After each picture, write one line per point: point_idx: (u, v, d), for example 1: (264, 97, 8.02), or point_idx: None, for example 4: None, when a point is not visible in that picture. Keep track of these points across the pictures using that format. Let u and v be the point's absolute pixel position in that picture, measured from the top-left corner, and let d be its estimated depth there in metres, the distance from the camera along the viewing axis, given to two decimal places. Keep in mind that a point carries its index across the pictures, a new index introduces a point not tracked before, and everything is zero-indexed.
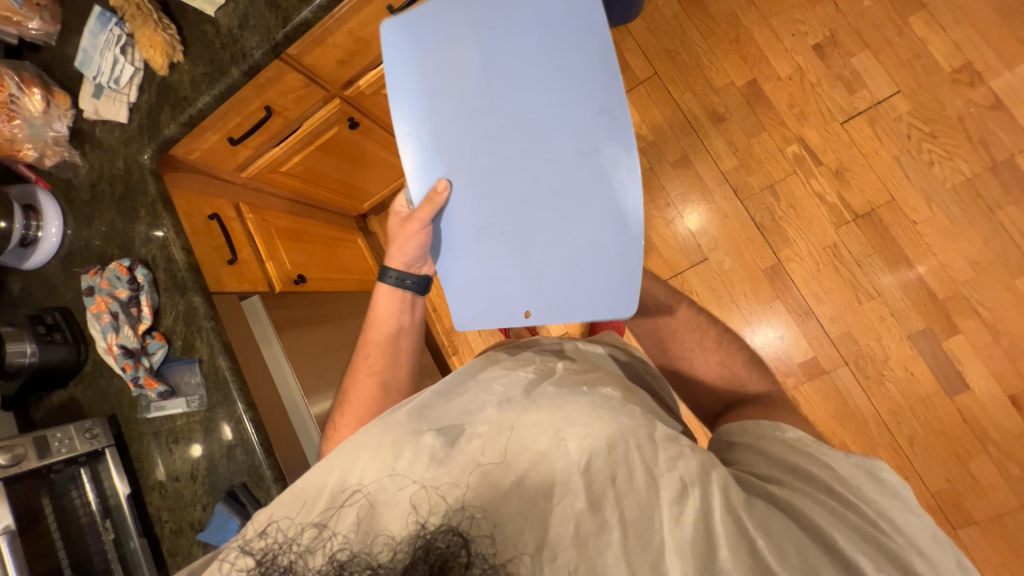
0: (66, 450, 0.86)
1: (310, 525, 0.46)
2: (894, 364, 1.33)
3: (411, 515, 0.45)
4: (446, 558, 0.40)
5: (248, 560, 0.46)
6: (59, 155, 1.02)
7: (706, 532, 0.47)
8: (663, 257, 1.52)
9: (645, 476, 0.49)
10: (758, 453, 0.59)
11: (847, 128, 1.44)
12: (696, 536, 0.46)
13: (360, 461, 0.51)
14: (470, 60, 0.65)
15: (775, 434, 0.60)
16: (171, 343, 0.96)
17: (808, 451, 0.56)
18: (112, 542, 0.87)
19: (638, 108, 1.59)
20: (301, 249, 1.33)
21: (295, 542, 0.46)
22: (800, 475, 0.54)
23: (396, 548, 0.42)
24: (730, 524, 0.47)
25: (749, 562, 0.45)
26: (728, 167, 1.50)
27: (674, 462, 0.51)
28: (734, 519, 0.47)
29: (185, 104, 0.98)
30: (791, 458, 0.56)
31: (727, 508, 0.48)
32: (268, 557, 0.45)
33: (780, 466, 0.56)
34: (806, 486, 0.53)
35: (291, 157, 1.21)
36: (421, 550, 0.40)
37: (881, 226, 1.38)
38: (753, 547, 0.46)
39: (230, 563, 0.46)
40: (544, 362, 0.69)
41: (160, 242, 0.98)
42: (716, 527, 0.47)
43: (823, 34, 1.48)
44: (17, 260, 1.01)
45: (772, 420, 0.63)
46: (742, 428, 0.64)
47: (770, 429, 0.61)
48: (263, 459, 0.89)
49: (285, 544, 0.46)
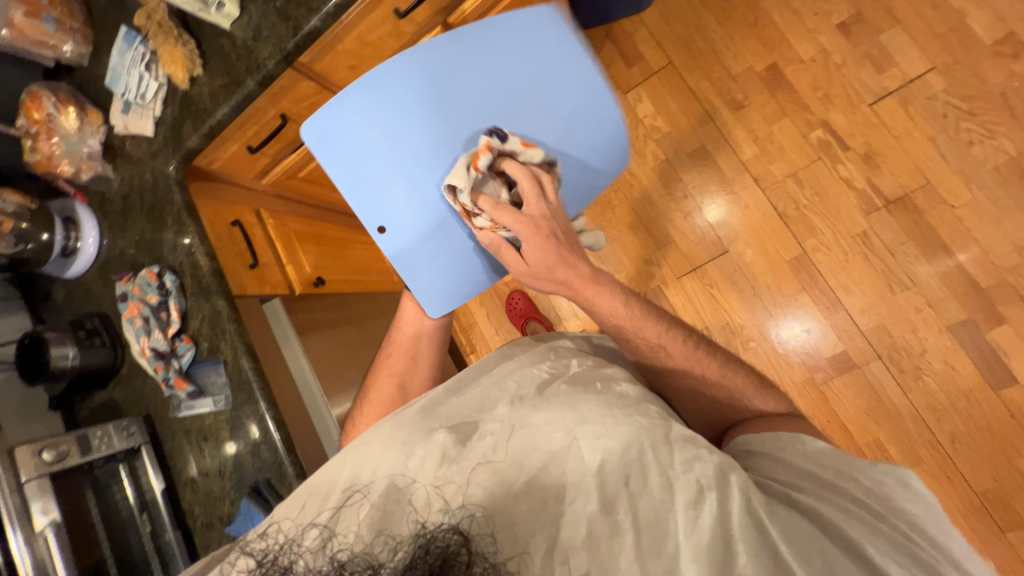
0: (106, 447, 0.91)
1: (313, 527, 0.47)
2: (932, 357, 1.26)
3: (412, 516, 0.46)
4: (448, 557, 0.38)
5: (250, 561, 0.47)
6: (93, 168, 1.08)
7: (725, 539, 0.45)
8: (681, 250, 1.48)
9: (660, 479, 0.48)
10: (777, 462, 0.57)
11: (876, 110, 1.36)
12: (715, 537, 0.45)
13: (373, 463, 0.53)
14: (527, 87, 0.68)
15: (796, 446, 0.57)
16: (197, 346, 1.00)
17: (831, 462, 0.55)
18: (149, 534, 0.93)
19: (653, 99, 1.55)
20: (322, 252, 1.36)
21: (298, 544, 0.46)
22: (822, 483, 0.53)
23: (397, 548, 0.41)
24: (749, 526, 0.46)
25: (768, 561, 0.44)
26: (749, 156, 1.45)
27: (690, 463, 0.49)
28: (753, 521, 0.46)
29: (205, 116, 1.02)
30: (815, 466, 0.55)
31: (747, 512, 0.46)
32: (269, 557, 0.45)
33: (801, 476, 0.54)
34: (834, 496, 0.51)
35: (308, 162, 1.25)
36: (423, 548, 0.39)
37: (916, 211, 1.31)
38: (777, 557, 0.44)
39: (231, 566, 0.48)
40: (559, 357, 0.67)
41: (186, 249, 1.02)
42: (735, 535, 0.45)
43: (848, 12, 1.41)
44: (60, 269, 1.08)
45: (792, 431, 0.60)
46: (757, 438, 0.61)
47: (791, 441, 0.58)
48: (285, 455, 0.92)
49: (286, 544, 0.46)
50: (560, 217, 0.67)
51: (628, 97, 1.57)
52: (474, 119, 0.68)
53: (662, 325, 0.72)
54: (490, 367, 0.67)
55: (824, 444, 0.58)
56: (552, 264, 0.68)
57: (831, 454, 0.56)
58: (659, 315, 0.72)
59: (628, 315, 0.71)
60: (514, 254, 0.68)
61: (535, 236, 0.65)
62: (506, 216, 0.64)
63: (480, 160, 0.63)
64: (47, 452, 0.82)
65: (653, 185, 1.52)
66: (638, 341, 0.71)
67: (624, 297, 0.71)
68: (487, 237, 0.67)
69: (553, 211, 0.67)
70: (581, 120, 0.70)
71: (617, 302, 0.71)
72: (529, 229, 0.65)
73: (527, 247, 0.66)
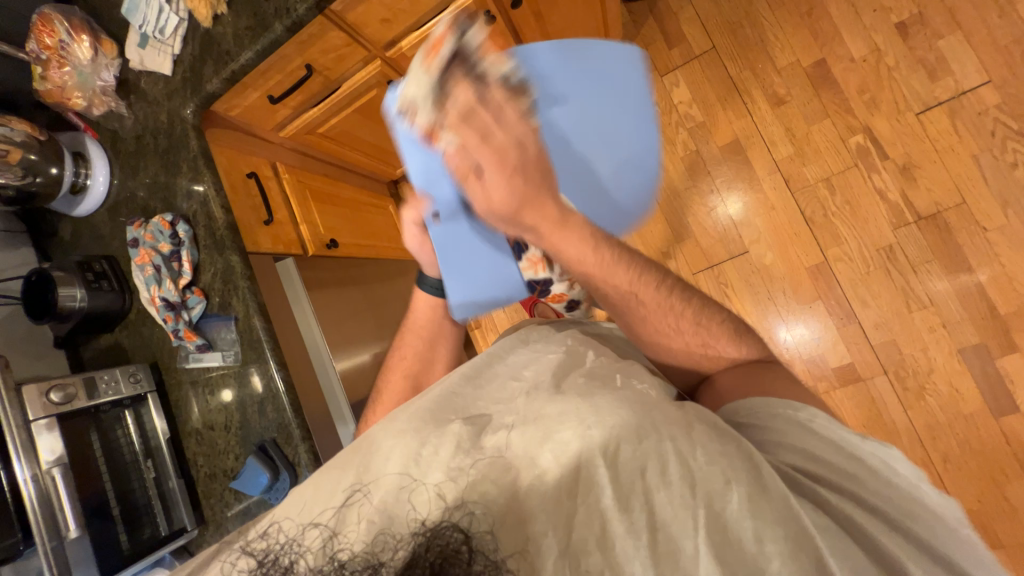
0: (112, 392, 0.91)
1: (313, 524, 0.41)
2: (938, 377, 1.26)
3: (410, 512, 0.40)
4: (446, 556, 0.35)
5: (249, 561, 0.41)
6: (106, 104, 1.04)
7: (755, 537, 0.39)
8: (700, 245, 1.45)
9: (681, 469, 0.42)
10: (781, 438, 0.51)
11: (922, 120, 1.31)
12: (742, 524, 0.40)
13: (380, 455, 0.46)
14: (612, 134, 0.67)
15: (789, 415, 0.53)
16: (208, 300, 0.98)
17: (829, 436, 0.51)
18: (153, 480, 0.93)
19: (690, 85, 1.49)
20: (334, 212, 1.33)
21: (297, 542, 0.41)
22: (824, 464, 0.49)
23: (397, 547, 0.37)
24: (782, 525, 0.40)
25: (801, 544, 0.40)
26: (782, 156, 1.40)
27: (715, 458, 0.43)
28: (790, 513, 0.41)
29: (228, 59, 0.97)
30: (822, 446, 0.50)
31: (779, 509, 0.41)
32: (269, 557, 0.40)
33: (809, 457, 0.49)
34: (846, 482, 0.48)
35: (329, 118, 1.19)
36: (423, 547, 0.36)
37: (946, 230, 1.28)
38: (820, 562, 0.39)
39: (230, 563, 0.42)
40: (575, 346, 0.63)
41: (200, 198, 0.99)
42: (764, 533, 0.40)
43: (910, 11, 1.33)
44: (68, 207, 1.05)
45: (782, 397, 0.56)
46: (748, 409, 0.56)
47: (782, 408, 0.54)
48: (292, 417, 0.92)
49: (287, 543, 0.41)
50: (534, 146, 0.54)
51: (664, 81, 1.51)
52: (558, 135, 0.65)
53: (635, 270, 0.63)
54: (509, 359, 0.62)
55: (818, 410, 0.54)
56: (518, 203, 0.56)
57: (827, 425, 0.52)
58: (632, 259, 0.63)
59: (597, 262, 0.61)
60: (478, 185, 0.55)
61: (500, 169, 0.53)
62: (468, 134, 0.52)
63: (437, 56, 0.51)
64: (55, 393, 0.83)
65: (679, 176, 1.48)
66: (608, 289, 0.63)
67: (592, 242, 0.60)
68: (452, 164, 0.54)
69: (525, 137, 0.53)
70: (629, 173, 0.70)
71: (586, 246, 0.59)
72: (491, 155, 0.52)
73: (489, 181, 0.54)
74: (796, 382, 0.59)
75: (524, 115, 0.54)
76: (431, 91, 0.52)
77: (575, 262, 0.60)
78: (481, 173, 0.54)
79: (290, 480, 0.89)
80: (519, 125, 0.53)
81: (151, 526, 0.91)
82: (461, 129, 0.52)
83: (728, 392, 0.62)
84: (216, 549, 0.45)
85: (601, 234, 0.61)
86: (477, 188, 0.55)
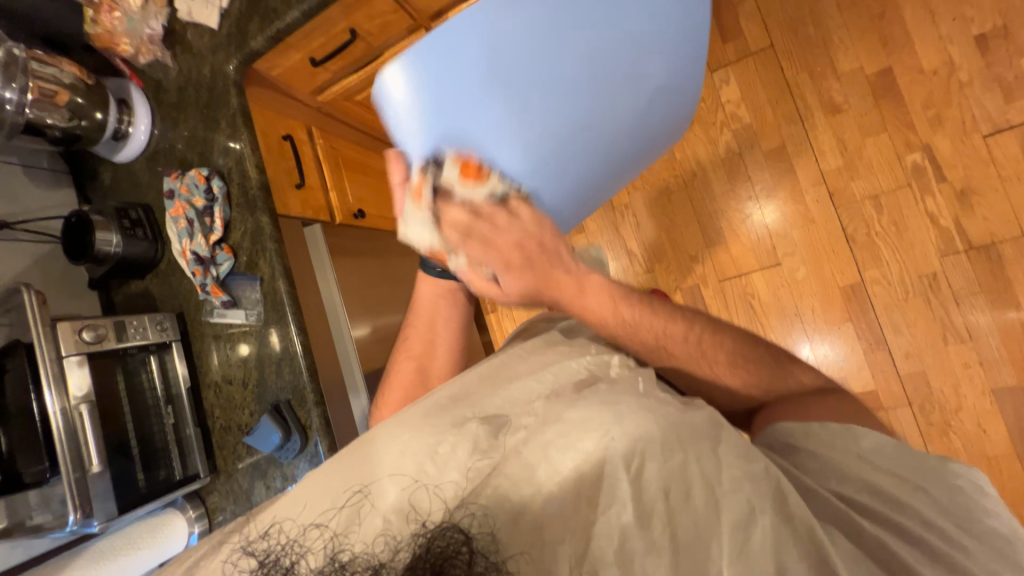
0: (140, 337, 0.94)
1: (313, 525, 0.41)
2: (965, 415, 1.21)
3: (412, 513, 0.39)
4: (446, 557, 0.34)
5: (250, 563, 0.40)
6: (152, 53, 1.04)
7: (778, 569, 0.38)
8: (730, 253, 1.40)
9: (705, 492, 0.41)
10: (827, 467, 0.50)
11: (989, 143, 1.23)
12: (763, 557, 0.38)
13: (393, 452, 0.46)
14: (628, 87, 0.59)
15: (847, 442, 0.51)
16: (236, 258, 1.00)
17: (887, 467, 0.49)
18: (172, 426, 0.97)
19: (741, 83, 1.42)
20: (363, 183, 1.33)
21: (298, 543, 0.40)
22: (874, 498, 0.47)
23: (397, 547, 0.36)
24: (805, 561, 0.39)
25: (821, 572, 0.38)
26: (830, 168, 1.33)
27: (740, 482, 0.42)
28: (814, 547, 0.40)
29: (274, 17, 0.95)
30: (877, 476, 0.48)
31: (801, 539, 0.40)
32: (269, 558, 0.39)
33: (855, 489, 0.48)
34: (890, 514, 0.45)
35: (366, 86, 1.19)
36: (423, 548, 0.35)
37: (998, 263, 1.21)
38: None
39: (230, 565, 0.41)
40: (599, 352, 0.61)
41: (236, 155, 1.00)
42: (787, 561, 0.39)
43: (993, 23, 1.23)
44: (110, 151, 1.07)
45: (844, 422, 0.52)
46: (802, 433, 0.53)
47: (841, 435, 0.51)
48: (308, 381, 0.94)
49: (287, 544, 0.40)
50: (535, 238, 0.60)
51: (714, 76, 1.44)
52: (565, 103, 0.55)
53: (660, 323, 0.62)
54: (529, 358, 0.61)
55: (882, 436, 0.50)
56: (533, 291, 0.61)
57: (888, 455, 0.49)
58: (654, 310, 0.62)
59: (617, 320, 0.61)
60: (492, 285, 0.62)
61: (508, 273, 0.60)
62: (473, 251, 0.59)
63: (420, 196, 0.57)
64: (87, 332, 0.86)
65: (718, 177, 1.42)
66: (635, 345, 0.61)
67: (612, 303, 0.61)
68: (465, 272, 0.63)
69: (521, 234, 0.59)
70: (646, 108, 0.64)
71: (604, 307, 0.60)
72: (497, 260, 0.60)
73: (502, 280, 0.61)
74: (827, 396, 0.57)
75: (516, 209, 0.59)
76: (428, 224, 0.59)
77: (597, 323, 0.61)
78: (493, 277, 0.61)
79: (301, 441, 0.91)
80: (514, 224, 0.59)
81: (167, 468, 0.95)
82: (468, 246, 0.59)
83: (778, 418, 0.57)
84: (222, 538, 0.45)
85: (618, 291, 0.62)
86: (488, 288, 0.63)
